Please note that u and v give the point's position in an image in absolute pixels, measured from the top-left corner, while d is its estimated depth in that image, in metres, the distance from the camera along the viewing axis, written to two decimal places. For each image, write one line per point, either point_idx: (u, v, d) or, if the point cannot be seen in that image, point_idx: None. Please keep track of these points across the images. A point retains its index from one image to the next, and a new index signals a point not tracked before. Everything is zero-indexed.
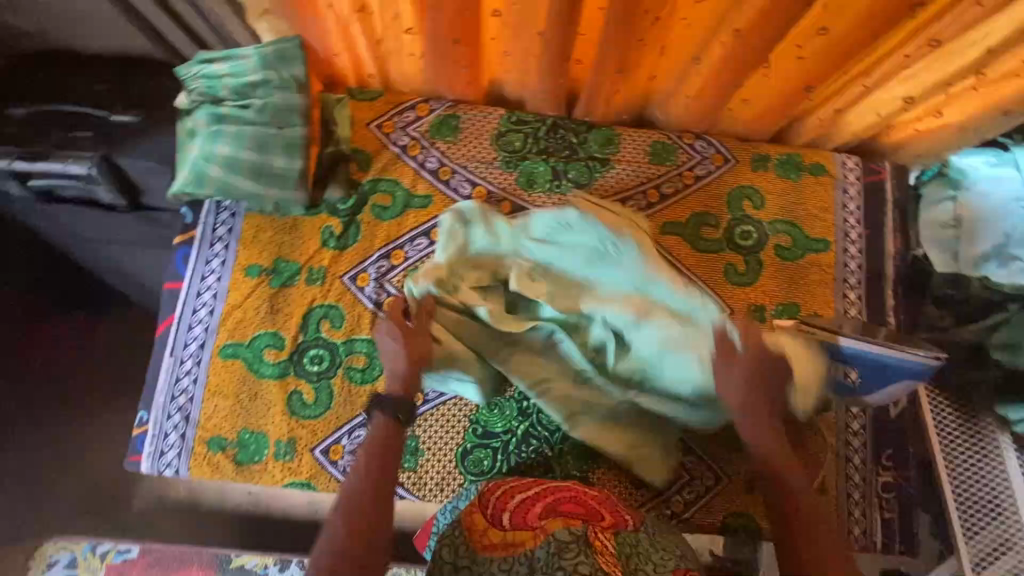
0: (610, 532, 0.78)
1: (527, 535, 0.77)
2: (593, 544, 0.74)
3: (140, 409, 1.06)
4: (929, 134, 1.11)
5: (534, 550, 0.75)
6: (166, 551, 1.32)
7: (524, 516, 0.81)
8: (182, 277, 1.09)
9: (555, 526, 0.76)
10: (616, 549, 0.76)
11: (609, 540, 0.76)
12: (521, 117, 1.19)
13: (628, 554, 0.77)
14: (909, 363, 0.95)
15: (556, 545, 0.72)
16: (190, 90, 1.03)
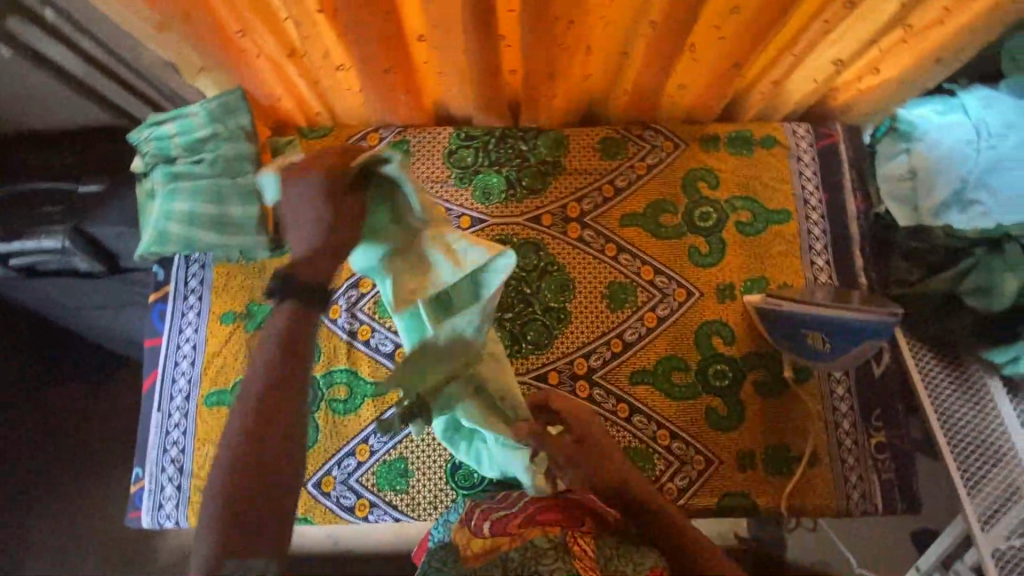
0: (589, 536, 0.80)
1: (501, 540, 0.81)
2: (571, 550, 0.77)
3: (135, 465, 1.09)
4: (871, 92, 1.11)
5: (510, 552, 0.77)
6: None
7: (504, 523, 0.83)
8: (160, 332, 1.12)
9: (534, 534, 0.79)
10: (595, 552, 0.77)
11: (588, 543, 0.78)
12: (469, 132, 1.20)
13: (609, 558, 0.77)
14: (872, 323, 1.00)
15: (534, 551, 0.76)
16: (144, 154, 1.06)
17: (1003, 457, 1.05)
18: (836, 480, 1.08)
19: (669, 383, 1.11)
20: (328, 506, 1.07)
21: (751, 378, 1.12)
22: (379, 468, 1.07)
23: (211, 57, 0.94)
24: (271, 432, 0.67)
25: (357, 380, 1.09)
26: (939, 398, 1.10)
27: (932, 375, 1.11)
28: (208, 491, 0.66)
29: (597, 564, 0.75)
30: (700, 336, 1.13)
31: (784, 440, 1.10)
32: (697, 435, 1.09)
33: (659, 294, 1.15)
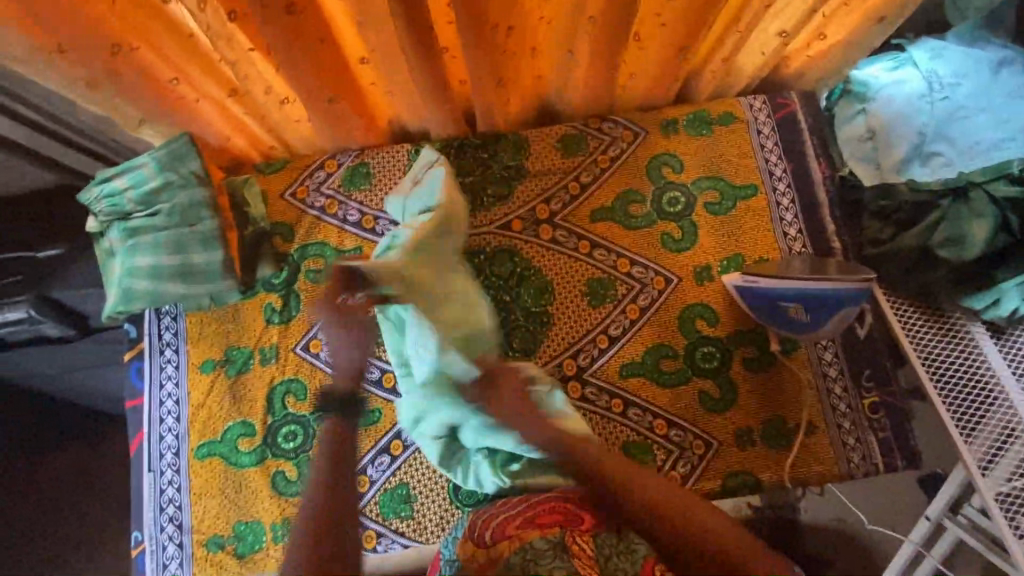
0: (589, 535, 0.80)
1: (504, 542, 0.79)
2: (569, 549, 0.78)
3: (134, 529, 1.07)
4: (821, 57, 1.11)
5: (511, 556, 0.77)
6: None
7: (503, 525, 0.83)
8: (141, 391, 1.10)
9: (532, 536, 0.79)
10: (594, 553, 0.78)
11: (588, 541, 0.79)
12: (427, 146, 1.19)
13: (608, 556, 0.79)
14: (840, 292, 0.99)
15: (534, 552, 0.77)
16: (97, 213, 1.03)
17: (995, 399, 1.06)
18: (835, 446, 1.09)
19: (659, 372, 1.11)
20: None
21: (739, 356, 1.12)
22: (382, 498, 1.06)
23: (151, 108, 0.91)
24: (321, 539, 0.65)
25: None
26: (926, 351, 1.10)
27: (918, 330, 1.12)
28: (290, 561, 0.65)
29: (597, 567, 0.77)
30: (684, 320, 1.13)
31: (779, 414, 1.10)
32: (692, 420, 1.09)
33: (638, 285, 1.14)
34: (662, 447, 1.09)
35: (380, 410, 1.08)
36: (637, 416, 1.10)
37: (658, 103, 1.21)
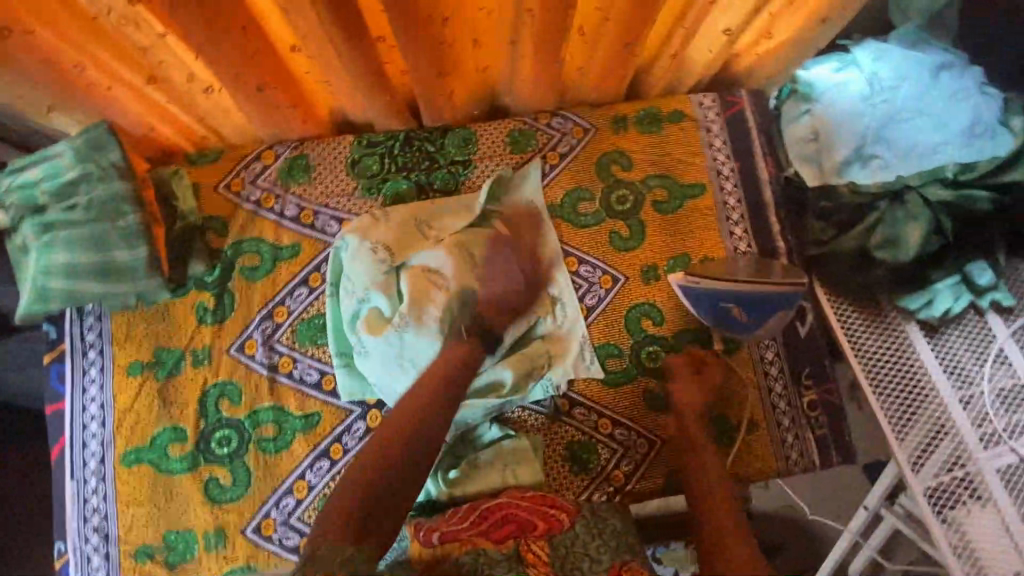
0: (544, 540, 0.82)
1: (454, 547, 0.81)
2: (525, 558, 0.79)
3: (56, 539, 1.01)
4: (769, 55, 1.11)
5: (461, 558, 0.78)
6: None
7: (456, 532, 0.84)
8: (62, 395, 1.04)
9: (486, 545, 0.80)
10: (549, 557, 0.80)
11: (542, 549, 0.81)
12: (371, 138, 1.14)
13: (563, 557, 0.81)
14: (770, 293, 1.03)
15: (487, 559, 0.78)
16: (7, 206, 0.96)
17: (926, 397, 1.11)
18: (774, 443, 1.11)
19: (604, 371, 1.11)
20: (272, 550, 1.01)
21: (684, 355, 1.12)
22: (321, 503, 1.02)
23: (58, 93, 0.85)
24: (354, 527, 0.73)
25: (284, 416, 1.04)
26: (863, 351, 1.13)
27: (855, 330, 1.14)
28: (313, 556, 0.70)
29: (551, 568, 0.79)
30: (631, 320, 1.13)
31: (721, 412, 1.11)
32: (636, 419, 1.10)
33: (585, 284, 1.13)
34: (607, 446, 1.09)
35: (319, 413, 1.05)
36: (582, 416, 1.10)
37: (609, 99, 1.19)
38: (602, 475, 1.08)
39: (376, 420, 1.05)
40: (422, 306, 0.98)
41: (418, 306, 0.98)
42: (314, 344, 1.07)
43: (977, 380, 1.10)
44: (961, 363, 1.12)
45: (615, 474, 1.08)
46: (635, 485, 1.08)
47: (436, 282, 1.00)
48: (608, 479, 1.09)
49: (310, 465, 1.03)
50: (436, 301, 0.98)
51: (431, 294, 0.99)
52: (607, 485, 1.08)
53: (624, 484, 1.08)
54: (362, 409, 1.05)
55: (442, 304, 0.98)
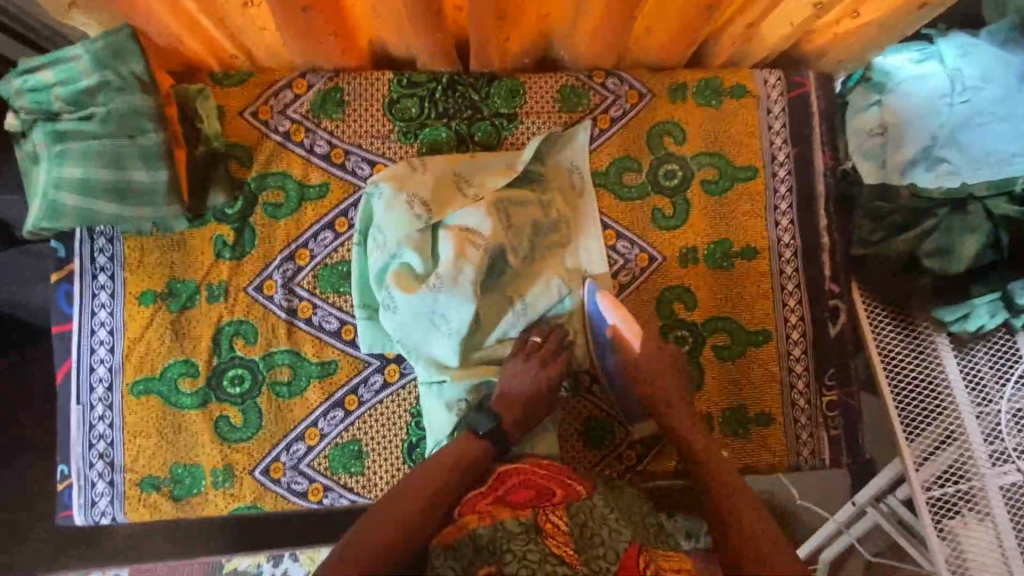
0: (561, 510, 0.83)
1: (471, 518, 0.81)
2: (543, 529, 0.80)
3: (59, 462, 0.99)
4: (849, 36, 1.02)
5: (479, 530, 0.79)
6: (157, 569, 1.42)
7: (477, 500, 0.85)
8: (69, 317, 0.99)
9: (505, 516, 0.80)
10: (568, 526, 0.81)
11: (561, 518, 0.82)
12: (412, 78, 1.06)
13: (581, 524, 0.82)
14: None
15: (505, 532, 0.78)
16: (18, 110, 0.89)
17: (943, 408, 1.11)
18: (788, 438, 1.11)
19: None
20: (279, 493, 1.00)
21: (712, 342, 1.10)
22: (332, 452, 1.01)
23: None
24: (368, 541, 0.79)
25: (300, 362, 1.01)
26: (888, 354, 1.13)
27: (885, 333, 1.13)
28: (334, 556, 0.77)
29: (570, 539, 0.80)
30: (662, 302, 1.09)
31: (741, 402, 1.10)
32: None
33: (621, 260, 1.09)
34: (623, 424, 1.08)
35: (336, 362, 1.02)
36: (601, 392, 1.08)
37: (669, 64, 1.11)
38: (615, 452, 1.08)
39: (394, 375, 1.03)
40: (457, 268, 0.94)
41: (454, 267, 0.94)
42: (336, 292, 1.03)
43: (996, 399, 1.10)
44: (983, 379, 1.11)
45: (628, 453, 1.08)
46: (645, 466, 1.08)
47: (473, 243, 0.95)
48: (620, 457, 1.08)
49: (323, 413, 1.01)
50: (472, 261, 0.94)
51: (466, 255, 0.95)
52: (618, 462, 1.08)
53: (635, 463, 1.08)
54: (381, 362, 1.03)
55: (476, 266, 0.94)
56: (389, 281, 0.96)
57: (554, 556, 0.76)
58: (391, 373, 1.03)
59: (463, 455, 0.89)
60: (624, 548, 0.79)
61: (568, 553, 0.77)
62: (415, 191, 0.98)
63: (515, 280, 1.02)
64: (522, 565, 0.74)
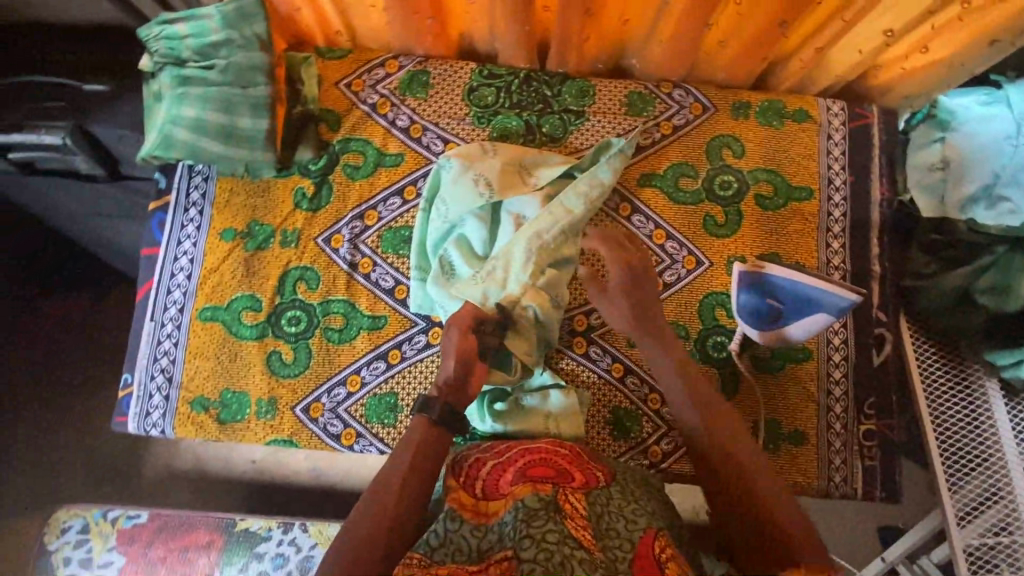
0: (581, 494, 0.81)
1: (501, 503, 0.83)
2: (562, 508, 0.78)
3: (125, 371, 1.07)
4: (916, 71, 1.06)
5: (505, 516, 0.80)
6: (173, 517, 1.38)
7: (499, 486, 0.86)
8: (159, 242, 1.10)
9: (525, 492, 0.80)
10: (586, 511, 0.79)
11: (579, 500, 0.80)
12: (492, 70, 1.15)
13: (599, 512, 0.80)
14: (819, 292, 0.96)
15: (526, 512, 0.76)
16: (152, 52, 1.01)
17: (989, 457, 1.07)
18: (820, 462, 1.08)
19: None
20: (315, 432, 1.05)
21: (750, 352, 1.10)
22: (369, 401, 1.06)
23: None
24: (356, 534, 0.80)
25: (353, 312, 1.08)
26: (933, 392, 1.11)
27: (931, 371, 1.11)
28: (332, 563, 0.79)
29: (587, 520, 0.78)
30: (705, 306, 1.11)
31: (773, 416, 1.09)
32: None
33: (668, 260, 1.12)
34: (653, 422, 1.09)
35: (386, 317, 1.08)
36: (634, 385, 1.10)
37: (734, 83, 1.17)
38: (641, 446, 1.08)
39: (437, 338, 1.08)
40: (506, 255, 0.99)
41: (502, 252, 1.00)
42: (396, 254, 1.10)
43: None
44: None
45: (654, 450, 1.08)
46: (669, 465, 1.08)
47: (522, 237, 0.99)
48: (645, 453, 1.09)
49: (367, 363, 1.07)
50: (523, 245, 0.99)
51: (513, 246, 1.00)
52: (643, 457, 1.08)
53: (660, 461, 1.08)
54: (426, 324, 1.08)
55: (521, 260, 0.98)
56: (448, 251, 1.05)
57: (572, 540, 0.73)
58: (434, 336, 1.08)
59: (400, 500, 0.83)
60: (640, 538, 0.77)
61: (586, 539, 0.74)
62: (482, 171, 1.05)
63: (554, 291, 1.00)
64: (541, 548, 0.71)
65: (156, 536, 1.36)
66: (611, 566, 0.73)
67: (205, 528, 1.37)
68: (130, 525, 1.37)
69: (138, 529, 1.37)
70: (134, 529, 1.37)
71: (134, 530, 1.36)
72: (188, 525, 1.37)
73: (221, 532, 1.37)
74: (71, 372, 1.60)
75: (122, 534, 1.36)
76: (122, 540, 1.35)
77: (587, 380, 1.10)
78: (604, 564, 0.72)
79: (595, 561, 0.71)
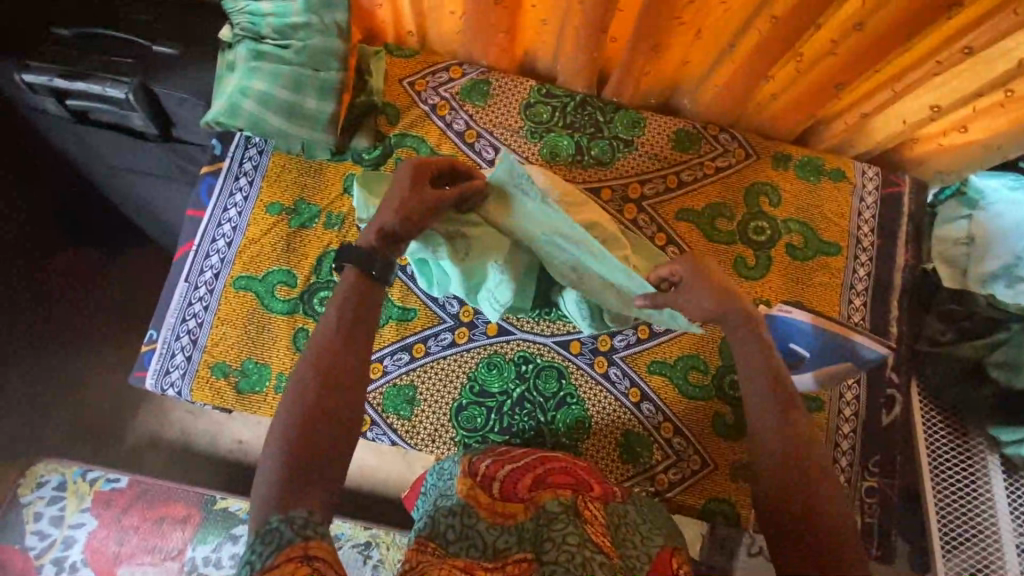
0: (599, 503, 0.83)
1: (519, 508, 0.82)
2: (581, 514, 0.80)
3: (151, 327, 1.08)
4: (952, 149, 1.11)
5: (526, 521, 0.79)
6: (155, 484, 1.35)
7: (517, 486, 0.86)
8: (205, 207, 1.12)
9: (545, 498, 0.81)
10: (604, 519, 0.81)
11: (597, 509, 0.82)
12: (550, 90, 1.19)
13: (614, 522, 0.82)
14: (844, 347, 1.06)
15: (547, 517, 0.78)
16: (234, 25, 1.05)
17: (982, 532, 1.11)
18: None
19: (682, 378, 1.12)
20: None
21: None
22: (388, 390, 1.09)
23: None
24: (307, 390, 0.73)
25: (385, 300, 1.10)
26: (937, 464, 1.15)
27: (937, 440, 1.15)
28: (274, 435, 0.71)
29: (604, 528, 0.79)
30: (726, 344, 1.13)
31: None
32: (698, 435, 1.10)
33: None
34: (664, 450, 1.10)
35: (416, 311, 1.11)
36: (648, 412, 1.11)
37: (778, 135, 1.22)
38: (648, 473, 1.10)
39: (463, 338, 1.11)
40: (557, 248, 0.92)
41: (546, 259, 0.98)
42: None
43: None
44: None
45: (661, 478, 1.10)
46: (674, 495, 1.10)
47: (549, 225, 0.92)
48: (652, 480, 1.10)
49: (391, 353, 1.09)
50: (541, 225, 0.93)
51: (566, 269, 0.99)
52: (649, 484, 1.10)
53: (665, 490, 1.10)
54: (453, 322, 1.11)
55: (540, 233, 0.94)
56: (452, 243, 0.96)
57: (592, 543, 0.74)
58: (460, 335, 1.11)
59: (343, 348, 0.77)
60: (657, 554, 0.78)
61: (606, 544, 0.76)
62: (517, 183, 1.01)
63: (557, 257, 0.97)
64: (563, 551, 0.72)
65: (134, 502, 1.33)
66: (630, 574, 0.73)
67: (185, 502, 1.33)
68: (108, 488, 1.34)
69: (116, 493, 1.34)
70: (111, 493, 1.34)
71: (111, 494, 1.33)
72: (171, 495, 1.34)
73: (200, 508, 1.34)
74: (66, 327, 1.55)
75: (99, 496, 1.33)
76: (99, 502, 1.33)
77: (603, 399, 1.11)
78: (624, 569, 0.73)
79: (614, 565, 0.72)
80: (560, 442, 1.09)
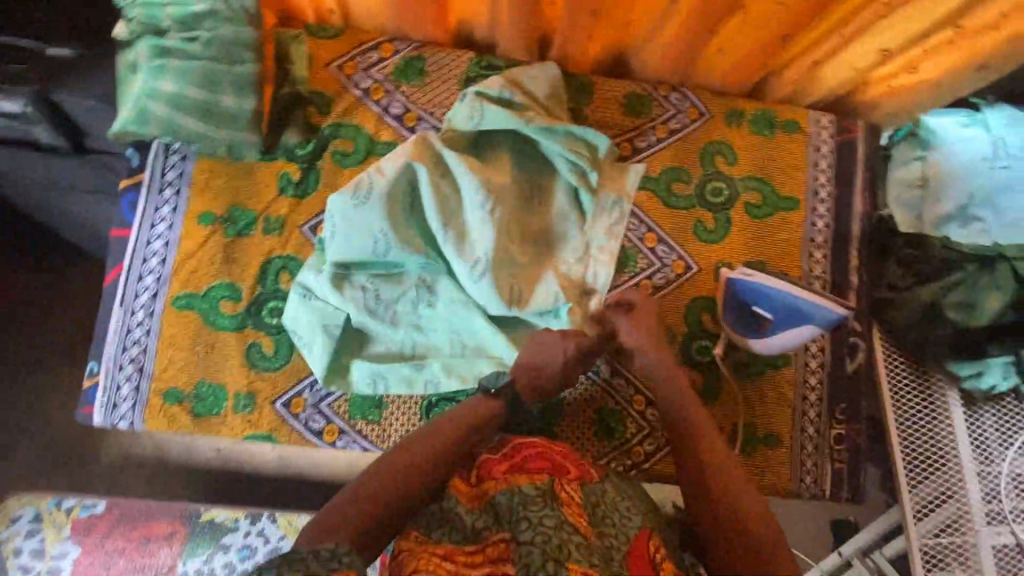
0: (576, 483, 0.82)
1: (492, 483, 0.82)
2: (559, 497, 0.79)
3: (90, 359, 1.02)
4: (903, 91, 1.09)
5: (497, 496, 0.80)
6: (133, 506, 1.30)
7: (490, 469, 0.84)
8: (131, 225, 1.03)
9: (521, 481, 0.80)
10: (582, 500, 0.80)
11: (575, 491, 0.81)
12: (491, 61, 1.11)
13: (592, 504, 0.81)
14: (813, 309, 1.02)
15: (522, 497, 0.78)
16: (130, 20, 0.95)
17: (945, 464, 1.13)
18: (792, 462, 1.13)
19: None
20: (295, 428, 1.03)
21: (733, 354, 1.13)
22: (353, 397, 1.05)
23: None
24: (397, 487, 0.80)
25: None
26: (900, 403, 1.16)
27: (900, 380, 1.16)
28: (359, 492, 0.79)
29: (584, 511, 0.79)
30: (691, 311, 1.13)
31: (750, 421, 1.13)
32: None
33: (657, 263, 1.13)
34: (638, 422, 1.10)
35: None
36: (620, 387, 1.11)
37: (729, 90, 1.18)
38: (624, 447, 1.10)
39: None
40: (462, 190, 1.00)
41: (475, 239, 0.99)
42: None
43: (998, 460, 1.12)
44: (987, 439, 1.13)
45: (637, 450, 1.10)
46: (651, 465, 1.10)
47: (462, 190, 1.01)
48: (628, 453, 1.10)
49: None
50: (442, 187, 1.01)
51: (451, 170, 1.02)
52: (626, 458, 1.10)
53: (642, 461, 1.10)
54: None
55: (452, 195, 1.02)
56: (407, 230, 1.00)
57: (570, 524, 0.75)
58: None
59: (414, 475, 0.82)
60: (635, 535, 0.78)
61: (583, 525, 0.76)
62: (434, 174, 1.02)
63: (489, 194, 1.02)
64: (539, 530, 0.74)
65: (114, 527, 1.28)
66: (606, 554, 0.74)
67: (168, 519, 1.29)
68: (86, 515, 1.28)
69: (95, 520, 1.29)
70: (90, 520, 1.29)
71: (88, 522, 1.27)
72: (151, 514, 1.30)
73: (186, 522, 1.29)
74: (10, 346, 1.46)
75: (77, 524, 1.28)
76: (77, 532, 1.27)
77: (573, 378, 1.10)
78: (601, 550, 0.74)
79: (590, 546, 0.74)
80: (535, 428, 1.08)
